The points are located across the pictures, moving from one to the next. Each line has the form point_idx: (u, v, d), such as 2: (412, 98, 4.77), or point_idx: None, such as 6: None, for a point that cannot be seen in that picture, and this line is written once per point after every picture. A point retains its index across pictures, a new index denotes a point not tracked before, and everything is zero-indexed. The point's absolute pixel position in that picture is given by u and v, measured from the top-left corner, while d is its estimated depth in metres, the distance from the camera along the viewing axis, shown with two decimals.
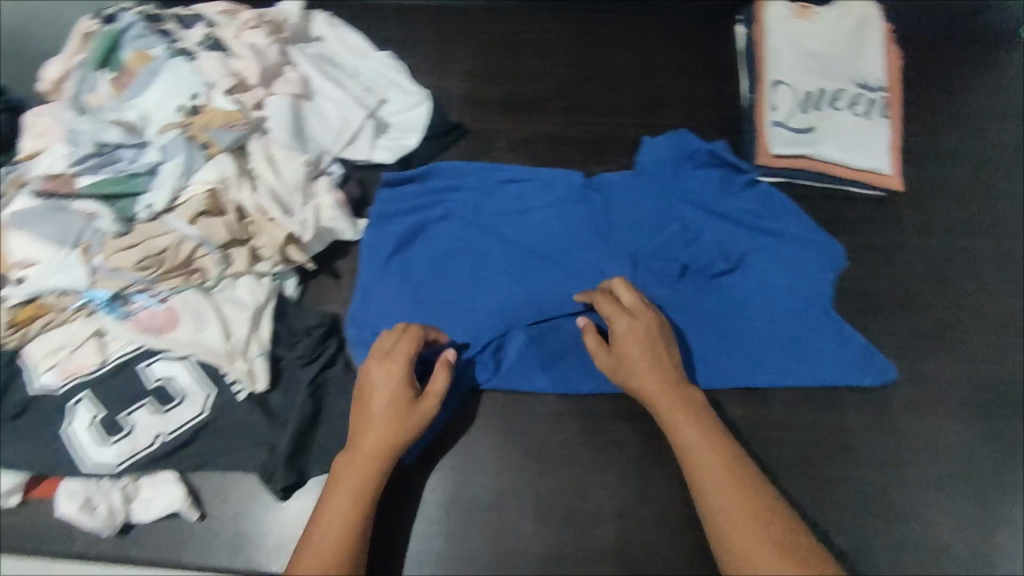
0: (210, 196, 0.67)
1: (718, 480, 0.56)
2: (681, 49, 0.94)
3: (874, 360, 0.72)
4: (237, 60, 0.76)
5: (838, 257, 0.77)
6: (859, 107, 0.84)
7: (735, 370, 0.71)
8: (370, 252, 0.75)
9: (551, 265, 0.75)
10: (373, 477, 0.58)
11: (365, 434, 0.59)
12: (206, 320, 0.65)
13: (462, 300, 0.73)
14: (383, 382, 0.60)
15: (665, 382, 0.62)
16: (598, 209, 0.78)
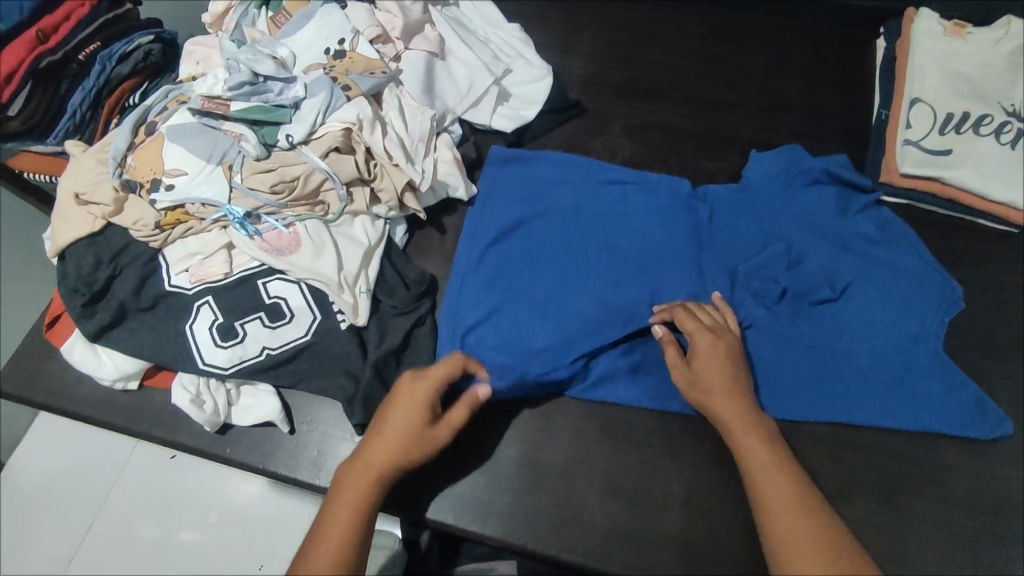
0: (344, 134, 0.71)
1: (792, 513, 0.55)
2: (814, 56, 0.92)
3: (987, 415, 0.68)
4: (384, 14, 0.81)
5: (954, 298, 0.73)
6: (1005, 135, 0.78)
7: (831, 405, 0.68)
8: (470, 237, 0.77)
9: (649, 267, 0.74)
10: (378, 489, 0.58)
11: (380, 444, 0.59)
12: (325, 250, 0.69)
13: (551, 294, 0.72)
14: (417, 395, 0.61)
15: (743, 405, 0.62)
16: (700, 218, 0.77)
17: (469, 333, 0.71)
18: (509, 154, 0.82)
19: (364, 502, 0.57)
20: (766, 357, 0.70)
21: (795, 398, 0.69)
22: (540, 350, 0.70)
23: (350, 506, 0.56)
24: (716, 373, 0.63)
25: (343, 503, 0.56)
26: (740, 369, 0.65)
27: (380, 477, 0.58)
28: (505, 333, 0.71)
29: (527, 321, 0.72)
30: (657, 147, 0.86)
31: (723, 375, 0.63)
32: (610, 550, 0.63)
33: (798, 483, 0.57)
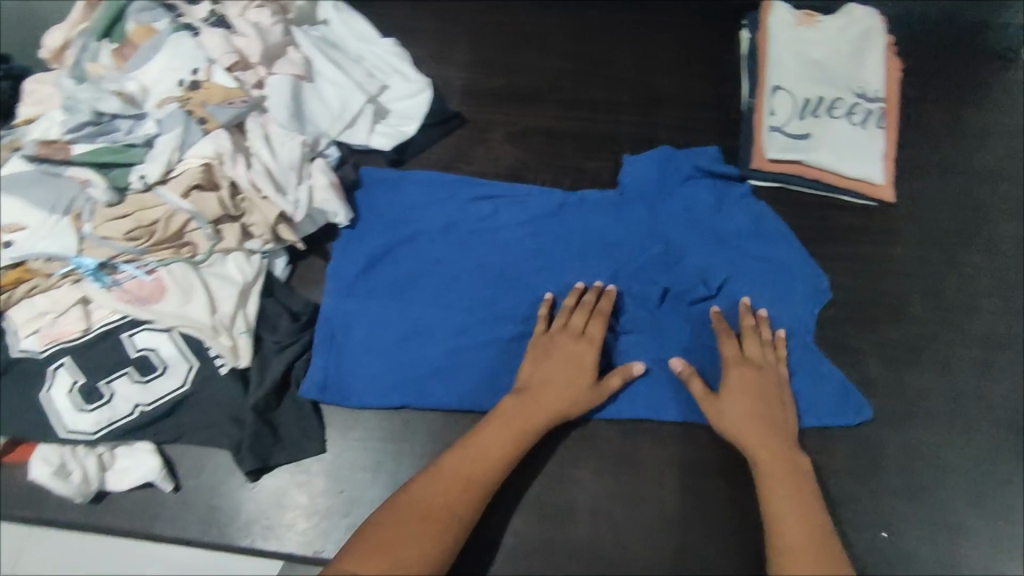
0: (204, 171, 0.67)
1: (801, 556, 0.56)
2: (684, 48, 0.94)
3: (850, 400, 0.71)
4: (240, 38, 0.77)
5: (824, 290, 0.75)
6: (855, 116, 0.83)
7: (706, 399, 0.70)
8: (336, 272, 0.75)
9: (520, 288, 0.75)
10: (507, 461, 0.62)
11: (519, 414, 0.64)
12: (194, 295, 0.66)
13: (424, 322, 0.73)
14: (557, 368, 0.67)
15: (774, 445, 0.64)
16: (570, 225, 0.78)
17: (349, 376, 0.70)
18: (379, 172, 0.82)
19: (472, 478, 0.60)
20: (644, 358, 0.72)
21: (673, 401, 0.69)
22: (420, 380, 0.70)
23: (452, 479, 0.60)
24: (748, 409, 0.65)
25: (442, 474, 0.60)
26: (780, 405, 0.67)
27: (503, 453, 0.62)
28: (381, 367, 0.70)
29: (405, 351, 0.71)
30: (539, 153, 0.87)
31: (758, 407, 0.65)
32: (517, 563, 0.64)
33: (819, 522, 0.59)
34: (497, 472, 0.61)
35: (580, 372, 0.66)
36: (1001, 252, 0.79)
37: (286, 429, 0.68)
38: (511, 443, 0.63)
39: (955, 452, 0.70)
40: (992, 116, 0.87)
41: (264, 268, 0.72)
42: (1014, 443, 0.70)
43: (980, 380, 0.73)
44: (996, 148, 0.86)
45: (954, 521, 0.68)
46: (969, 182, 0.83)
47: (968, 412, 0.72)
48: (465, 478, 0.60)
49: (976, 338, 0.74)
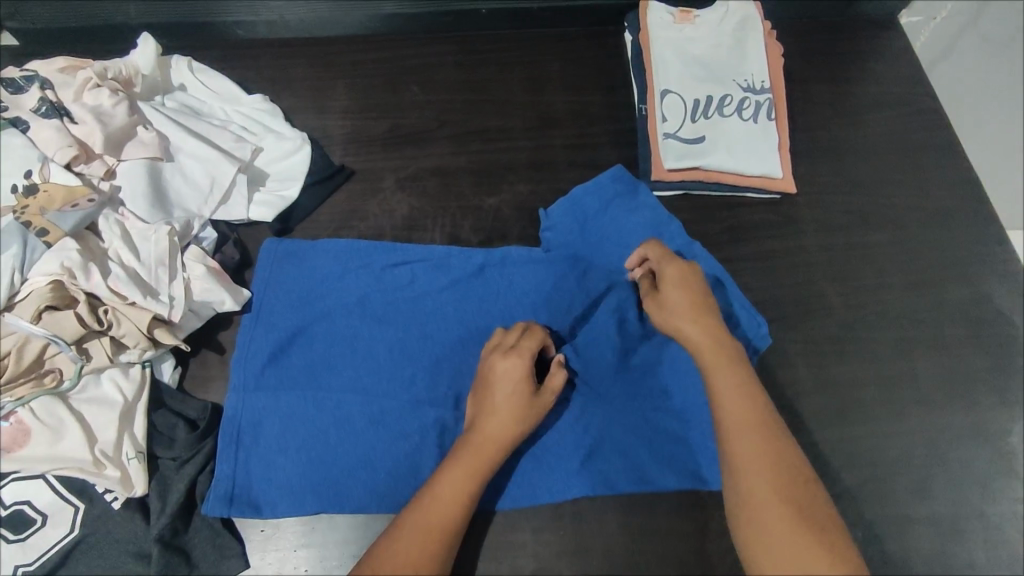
0: (54, 287, 0.61)
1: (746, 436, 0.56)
2: (569, 62, 0.92)
3: None
4: (80, 127, 0.69)
5: (764, 332, 0.71)
6: (746, 111, 0.82)
7: (649, 460, 0.66)
8: (241, 363, 0.68)
9: (439, 364, 0.70)
10: (469, 500, 0.58)
11: (472, 450, 0.60)
12: (65, 430, 0.60)
13: (343, 413, 0.67)
14: (495, 393, 0.62)
15: (713, 334, 0.62)
16: (492, 286, 0.74)
17: (264, 485, 0.64)
18: (284, 243, 0.74)
19: (439, 529, 0.56)
20: (580, 417, 0.68)
21: (610, 450, 0.66)
22: (343, 480, 0.65)
23: (419, 529, 0.56)
24: (682, 299, 0.64)
25: (404, 530, 0.56)
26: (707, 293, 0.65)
27: (461, 495, 0.58)
28: (300, 469, 0.65)
29: (321, 445, 0.66)
30: (435, 195, 0.82)
31: (692, 299, 0.64)
32: None
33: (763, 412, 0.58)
34: (462, 515, 0.58)
35: (522, 387, 0.62)
36: (902, 227, 0.80)
37: (202, 555, 0.62)
38: (471, 482, 0.59)
39: (892, 438, 0.68)
40: (870, 91, 0.89)
41: (147, 378, 0.64)
42: (946, 419, 0.69)
43: (905, 360, 0.72)
44: (880, 122, 0.87)
45: (904, 513, 0.65)
46: (861, 159, 0.84)
47: (900, 393, 0.70)
48: (431, 528, 0.56)
49: (894, 317, 0.74)
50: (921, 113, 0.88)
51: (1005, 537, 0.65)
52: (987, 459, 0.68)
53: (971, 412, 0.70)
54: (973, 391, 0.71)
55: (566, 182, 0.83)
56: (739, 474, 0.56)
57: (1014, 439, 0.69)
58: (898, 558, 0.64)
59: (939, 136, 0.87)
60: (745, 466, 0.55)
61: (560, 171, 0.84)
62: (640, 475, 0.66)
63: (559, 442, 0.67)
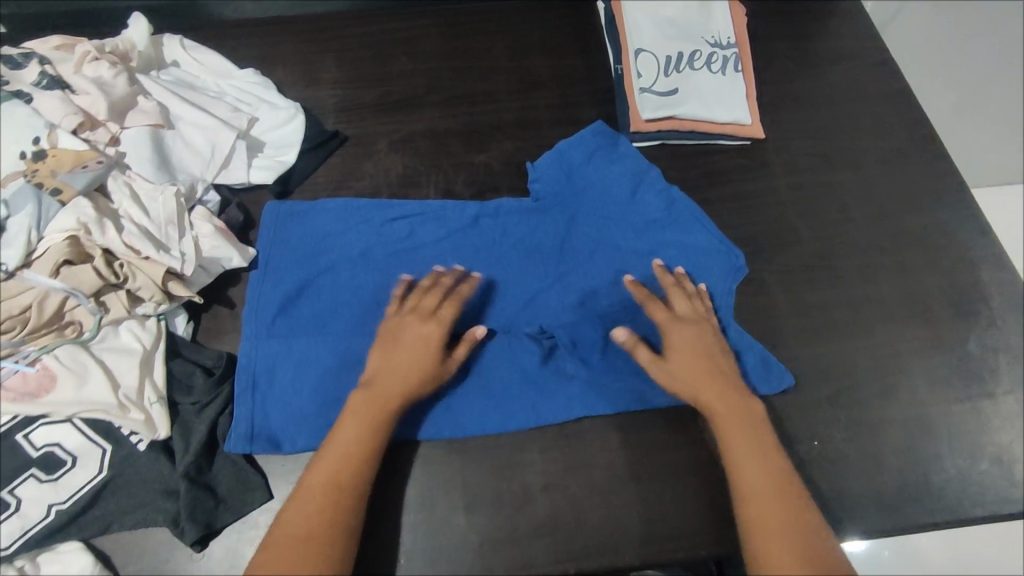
0: (71, 244, 0.63)
1: (756, 481, 0.61)
2: (546, 29, 0.96)
3: (772, 369, 0.71)
4: (83, 97, 0.72)
5: (742, 265, 0.77)
6: (715, 65, 0.88)
7: (643, 381, 0.71)
8: (253, 315, 0.72)
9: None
10: (369, 456, 0.62)
11: (371, 406, 0.63)
12: (88, 376, 0.62)
13: (353, 355, 0.71)
14: (405, 356, 0.66)
15: (729, 392, 0.66)
16: (486, 235, 0.78)
17: (282, 425, 0.68)
18: (285, 205, 0.78)
19: (338, 487, 0.60)
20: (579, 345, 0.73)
21: (607, 374, 0.71)
22: None
23: (322, 491, 0.59)
24: (697, 356, 0.67)
25: (308, 492, 0.60)
26: (717, 350, 0.69)
27: (362, 458, 0.61)
28: (314, 409, 0.68)
29: (333, 384, 0.69)
30: (427, 155, 0.86)
31: (702, 356, 0.67)
32: (486, 558, 0.65)
33: (772, 472, 0.62)
34: (365, 472, 0.61)
35: (429, 350, 0.66)
36: (863, 166, 0.86)
37: (228, 489, 0.65)
38: (366, 437, 0.62)
39: (862, 352, 0.74)
40: (828, 46, 0.96)
41: (163, 330, 0.68)
42: (912, 334, 0.75)
43: (872, 283, 0.78)
44: (839, 73, 0.94)
45: (877, 416, 0.71)
46: (823, 108, 0.90)
47: (869, 312, 0.76)
48: (332, 483, 0.60)
49: (859, 246, 0.80)
50: (876, 63, 0.95)
51: (970, 432, 0.71)
52: (950, 366, 0.74)
53: (933, 326, 0.76)
54: (933, 307, 0.77)
55: (551, 139, 0.88)
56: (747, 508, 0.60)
57: (971, 347, 0.75)
58: (874, 456, 0.69)
59: (893, 84, 0.93)
60: (763, 522, 0.59)
61: (544, 129, 0.88)
62: (636, 394, 0.70)
63: (558, 369, 0.72)
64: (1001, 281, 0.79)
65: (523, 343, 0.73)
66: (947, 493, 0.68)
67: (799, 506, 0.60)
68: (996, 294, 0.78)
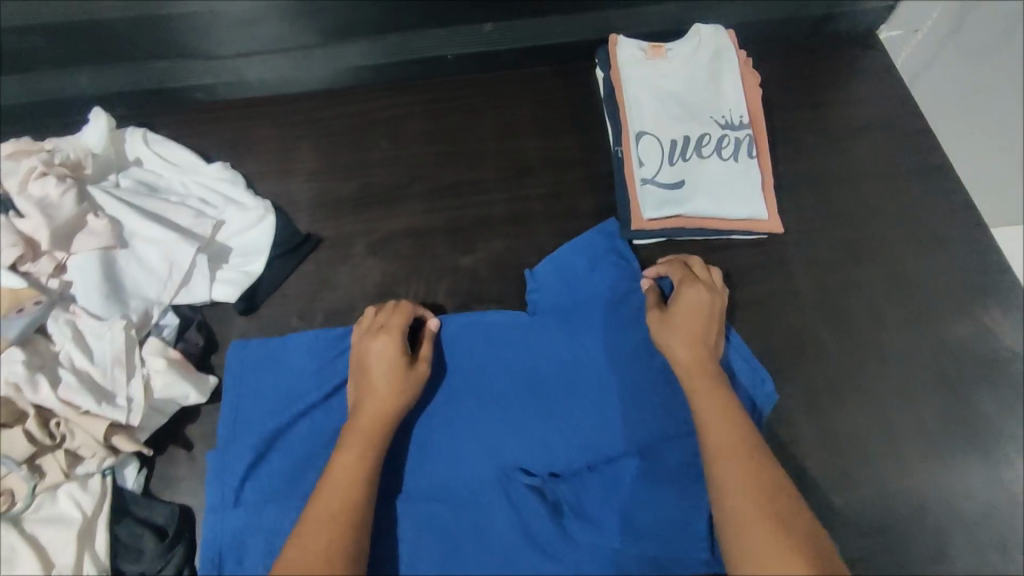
0: (3, 404, 0.58)
1: (734, 444, 0.58)
2: (540, 103, 0.88)
3: None
4: (25, 221, 0.65)
5: (772, 392, 0.67)
6: (726, 149, 0.78)
7: (662, 547, 0.63)
8: (215, 483, 0.64)
9: (427, 454, 0.66)
10: (368, 474, 0.58)
11: (361, 427, 0.60)
12: (18, 560, 0.56)
13: None
14: (374, 371, 0.64)
15: (703, 355, 0.64)
16: (477, 360, 0.70)
17: None
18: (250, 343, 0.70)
19: (342, 512, 0.55)
20: (585, 502, 0.65)
21: (626, 533, 0.63)
22: None
23: (322, 515, 0.55)
24: (686, 317, 0.66)
25: (310, 521, 0.54)
26: (715, 315, 0.67)
27: (361, 472, 0.58)
28: None
29: None
30: (408, 259, 0.78)
31: (691, 323, 0.65)
32: None
33: (749, 437, 0.58)
34: (365, 490, 0.57)
35: (400, 358, 0.64)
36: (896, 261, 0.77)
37: None
38: (367, 455, 0.59)
39: (894, 493, 0.66)
40: (853, 113, 0.86)
41: (108, 489, 0.61)
42: (952, 466, 0.67)
43: (906, 407, 0.69)
44: (867, 145, 0.84)
45: (909, 569, 0.64)
46: (849, 189, 0.81)
47: (902, 442, 0.68)
48: (337, 508, 0.55)
49: (891, 359, 0.72)
50: (909, 133, 0.85)
51: None
52: (993, 506, 0.66)
53: (977, 458, 0.67)
54: (977, 435, 0.68)
55: (544, 235, 0.80)
56: (720, 490, 0.56)
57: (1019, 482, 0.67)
58: None
59: (929, 158, 0.83)
60: (730, 488, 0.55)
61: (536, 224, 0.80)
62: (651, 559, 0.63)
63: (568, 533, 0.64)
64: None
65: (524, 498, 0.65)
66: None
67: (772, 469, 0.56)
68: None
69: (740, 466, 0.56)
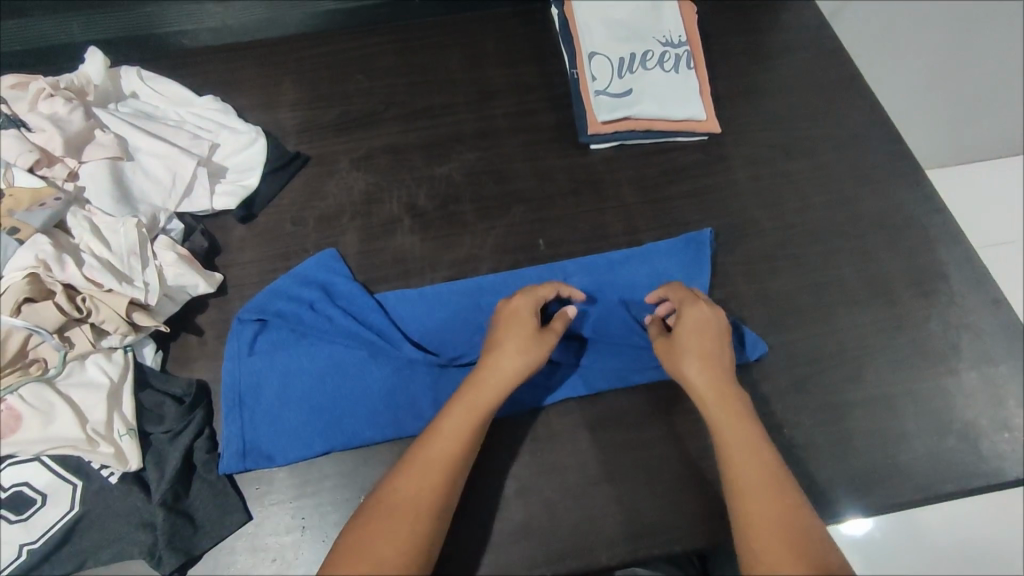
0: (31, 281, 0.64)
1: (759, 474, 0.56)
2: (503, 36, 0.98)
3: (745, 338, 0.73)
4: (38, 134, 0.71)
5: (707, 238, 0.79)
6: (667, 64, 0.89)
7: (624, 363, 0.73)
8: (233, 342, 0.72)
9: (419, 315, 0.76)
10: (473, 440, 0.59)
11: (480, 384, 0.61)
12: (55, 414, 0.63)
13: (337, 367, 0.71)
14: (505, 332, 0.65)
15: (723, 382, 0.62)
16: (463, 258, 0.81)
17: (275, 440, 0.69)
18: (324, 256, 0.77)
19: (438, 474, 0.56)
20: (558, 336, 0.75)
21: (591, 356, 0.73)
22: (349, 420, 0.70)
23: (418, 471, 0.56)
24: (695, 344, 0.64)
25: (416, 467, 0.56)
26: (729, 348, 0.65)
27: (464, 439, 0.58)
28: (304, 419, 0.70)
29: (319, 395, 0.71)
30: (389, 171, 0.86)
31: (701, 348, 0.64)
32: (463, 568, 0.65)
33: (771, 465, 0.57)
34: (463, 457, 0.58)
35: (532, 327, 0.65)
36: (820, 155, 0.87)
37: (203, 515, 0.66)
38: (476, 418, 0.60)
39: (826, 338, 0.75)
40: (779, 37, 0.97)
41: (130, 361, 0.68)
42: (874, 314, 0.76)
43: (833, 270, 0.79)
44: (792, 64, 0.95)
45: (841, 399, 0.72)
46: (777, 98, 0.92)
47: (829, 297, 0.77)
48: (434, 465, 0.57)
49: (819, 233, 0.81)
50: (828, 52, 0.96)
51: (935, 409, 0.72)
52: (913, 346, 0.75)
53: (896, 306, 0.77)
54: (895, 289, 0.78)
55: (510, 146, 0.88)
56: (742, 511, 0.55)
57: (934, 326, 0.76)
58: (842, 438, 0.70)
59: (846, 71, 0.95)
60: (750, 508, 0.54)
61: (503, 137, 0.89)
62: (618, 374, 0.72)
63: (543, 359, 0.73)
64: (960, 259, 0.80)
65: None
66: (916, 472, 0.69)
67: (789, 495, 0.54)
68: (956, 273, 0.79)
69: (766, 503, 0.54)
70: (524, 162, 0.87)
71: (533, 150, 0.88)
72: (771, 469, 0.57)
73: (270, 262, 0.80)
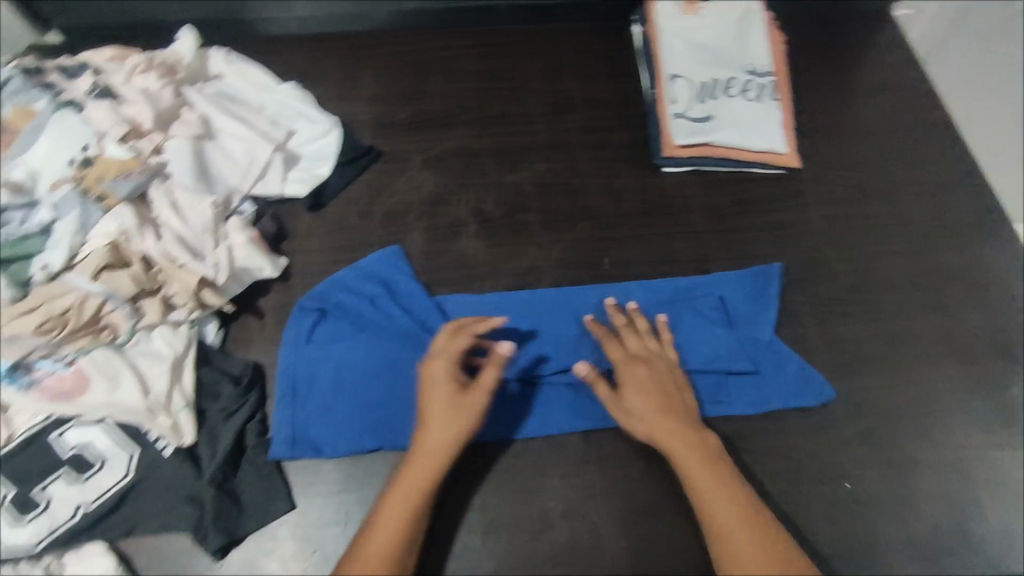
0: (112, 249, 0.65)
1: (728, 514, 0.59)
2: (582, 50, 0.97)
3: (812, 381, 0.71)
4: (129, 107, 0.74)
5: (777, 273, 0.77)
6: (750, 93, 0.87)
7: None
8: (293, 330, 0.73)
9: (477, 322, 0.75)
10: (424, 501, 0.60)
11: (429, 449, 0.61)
12: (121, 380, 0.64)
13: (391, 365, 0.72)
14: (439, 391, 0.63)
15: (671, 423, 0.64)
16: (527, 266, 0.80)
17: (326, 430, 0.69)
18: (388, 255, 0.77)
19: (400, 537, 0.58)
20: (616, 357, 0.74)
21: None
22: (398, 420, 0.70)
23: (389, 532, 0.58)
24: (643, 390, 0.66)
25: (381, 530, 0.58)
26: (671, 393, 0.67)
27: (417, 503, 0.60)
28: (355, 412, 0.70)
29: (372, 391, 0.71)
30: (459, 174, 0.86)
31: (650, 397, 0.65)
32: None
33: (742, 502, 0.60)
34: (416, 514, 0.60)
35: (452, 388, 0.63)
36: (903, 201, 0.84)
37: (250, 498, 0.66)
38: (432, 480, 0.61)
39: (896, 391, 0.72)
40: (868, 75, 0.94)
41: (194, 337, 0.69)
42: (948, 373, 0.73)
43: (908, 322, 0.76)
44: (880, 104, 0.92)
45: (907, 457, 0.69)
46: (861, 138, 0.89)
47: (902, 350, 0.74)
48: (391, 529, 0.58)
49: (895, 282, 0.78)
50: (918, 95, 0.93)
51: (1007, 480, 0.69)
52: (987, 411, 0.71)
53: (973, 367, 0.74)
54: (972, 348, 0.75)
55: (582, 161, 0.87)
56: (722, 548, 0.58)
57: (1012, 391, 0.73)
58: (905, 499, 0.67)
59: (935, 117, 0.91)
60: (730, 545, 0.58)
61: (576, 151, 0.88)
62: None
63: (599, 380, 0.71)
64: None
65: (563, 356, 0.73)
66: (982, 545, 0.66)
67: (763, 532, 0.59)
68: None
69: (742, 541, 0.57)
70: (595, 179, 0.86)
71: (605, 167, 0.87)
72: (742, 504, 0.60)
73: (334, 253, 0.81)
